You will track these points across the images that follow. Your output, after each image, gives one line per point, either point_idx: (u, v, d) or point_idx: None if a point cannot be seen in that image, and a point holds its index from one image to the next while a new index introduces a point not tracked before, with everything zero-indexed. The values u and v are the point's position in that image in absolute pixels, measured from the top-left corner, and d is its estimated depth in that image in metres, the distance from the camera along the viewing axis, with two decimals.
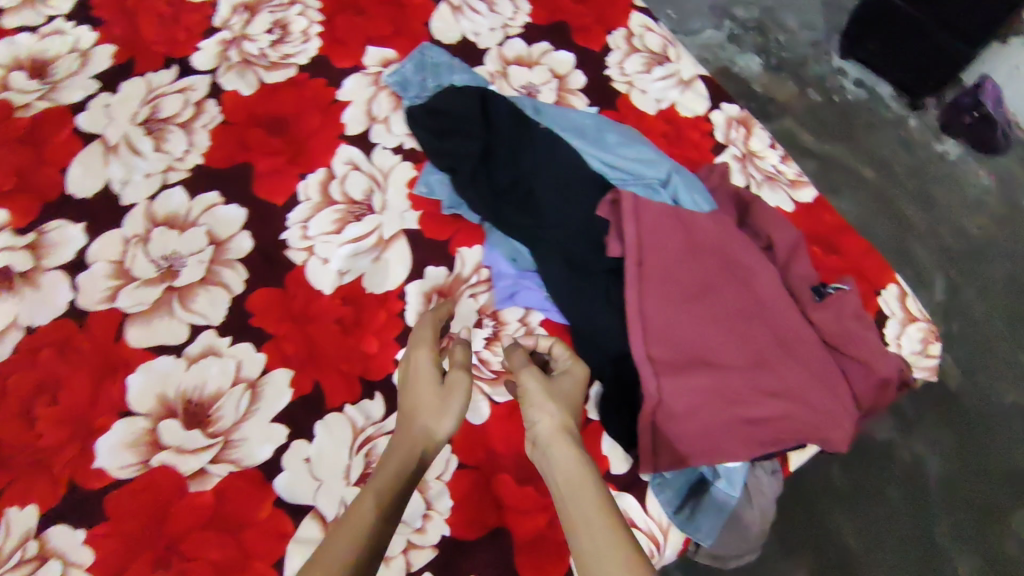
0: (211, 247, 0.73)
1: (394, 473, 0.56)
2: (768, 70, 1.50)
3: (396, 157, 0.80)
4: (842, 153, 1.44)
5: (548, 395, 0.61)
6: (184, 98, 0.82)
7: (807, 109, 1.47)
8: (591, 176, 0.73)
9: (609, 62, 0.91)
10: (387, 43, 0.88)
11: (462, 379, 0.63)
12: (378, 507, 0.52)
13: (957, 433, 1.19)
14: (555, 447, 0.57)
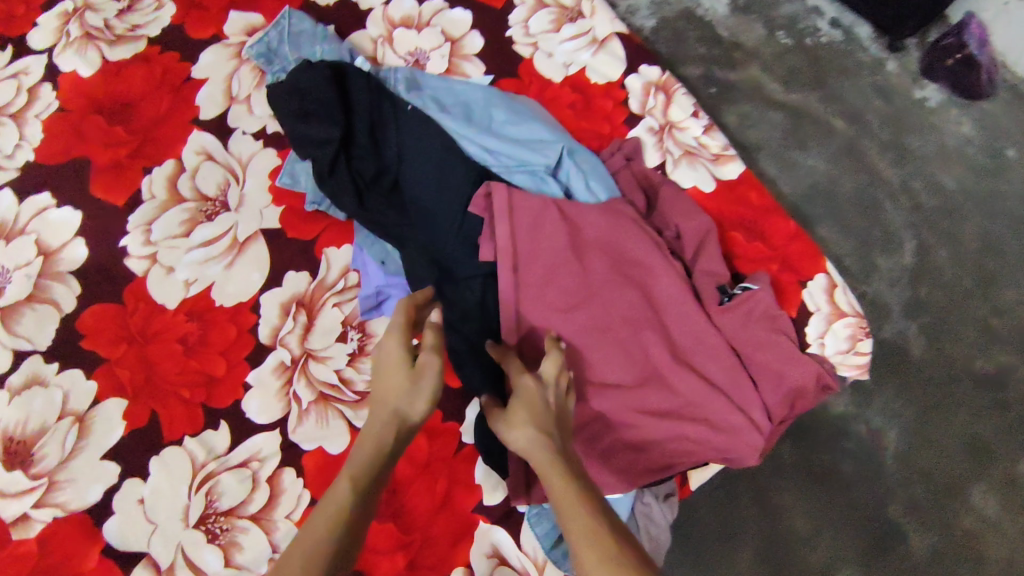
0: (40, 259, 0.64)
1: (365, 468, 0.44)
2: (736, 11, 1.21)
3: (257, 144, 0.70)
4: (812, 104, 1.16)
5: (530, 404, 0.48)
6: (18, 84, 0.71)
7: (776, 57, 1.19)
8: (465, 166, 0.64)
9: (512, 22, 0.80)
10: (251, 6, 0.76)
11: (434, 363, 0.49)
12: (345, 507, 0.41)
13: (919, 405, 0.98)
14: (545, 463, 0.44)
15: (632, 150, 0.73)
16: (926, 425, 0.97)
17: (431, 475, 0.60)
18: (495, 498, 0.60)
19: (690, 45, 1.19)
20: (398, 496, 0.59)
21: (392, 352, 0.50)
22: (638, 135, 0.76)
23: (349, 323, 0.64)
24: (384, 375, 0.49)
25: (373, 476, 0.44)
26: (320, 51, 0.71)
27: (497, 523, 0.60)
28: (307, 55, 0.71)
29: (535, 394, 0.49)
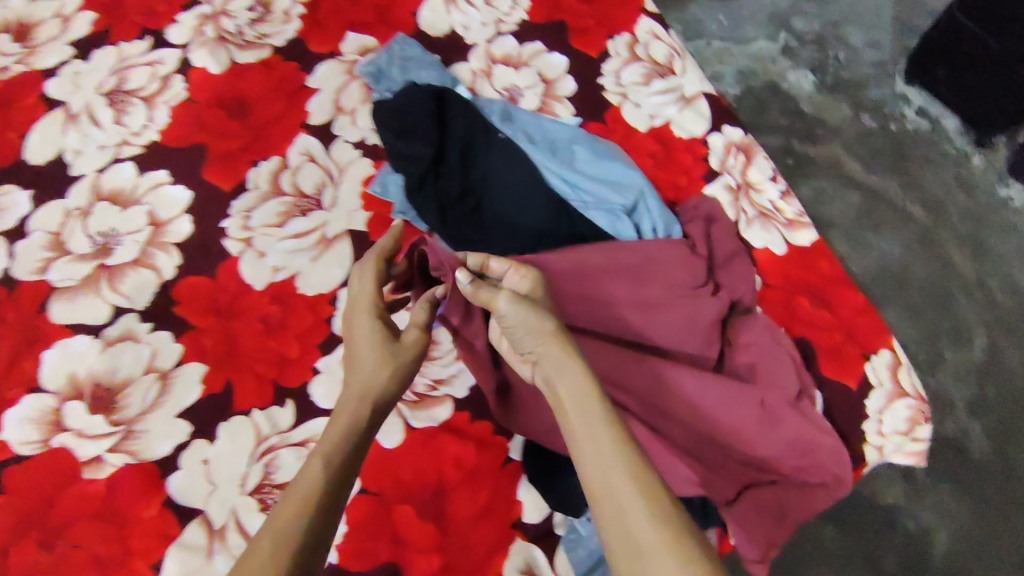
0: (150, 228, 0.70)
1: (347, 433, 0.49)
2: (821, 89, 1.23)
3: (356, 152, 0.76)
4: (892, 188, 1.15)
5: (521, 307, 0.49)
6: (152, 72, 0.79)
7: (858, 137, 1.20)
8: (546, 196, 0.67)
9: (604, 71, 0.84)
10: (368, 30, 0.84)
11: (416, 340, 0.56)
12: (326, 474, 0.45)
13: (976, 509, 0.94)
14: (563, 376, 0.46)
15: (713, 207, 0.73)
16: (979, 532, 0.92)
17: (474, 485, 0.60)
18: (534, 518, 0.60)
19: (772, 115, 1.21)
20: (440, 500, 0.59)
21: (369, 333, 0.56)
22: (714, 192, 0.78)
23: None
24: (365, 346, 0.55)
25: (345, 448, 0.47)
26: (425, 76, 0.78)
27: (534, 540, 0.59)
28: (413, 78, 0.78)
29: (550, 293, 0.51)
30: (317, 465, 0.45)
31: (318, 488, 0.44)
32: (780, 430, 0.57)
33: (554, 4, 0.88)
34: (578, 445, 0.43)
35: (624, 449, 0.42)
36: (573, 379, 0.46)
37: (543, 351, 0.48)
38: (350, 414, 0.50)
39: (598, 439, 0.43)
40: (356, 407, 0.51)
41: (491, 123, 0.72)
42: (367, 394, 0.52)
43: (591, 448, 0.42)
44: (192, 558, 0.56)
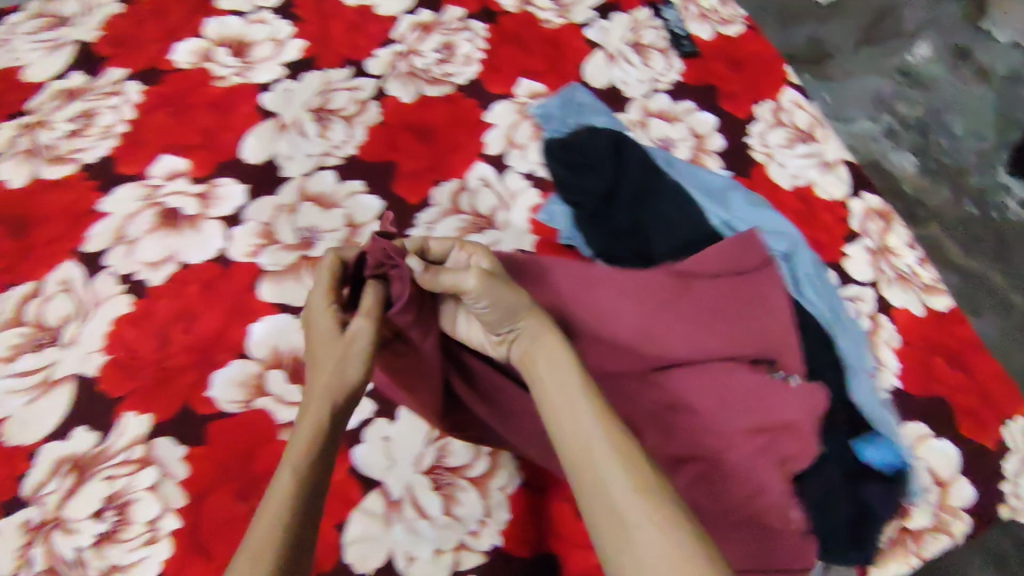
0: (347, 230, 0.81)
1: (312, 434, 0.47)
2: (921, 172, 1.27)
3: (526, 182, 0.85)
4: (994, 273, 1.18)
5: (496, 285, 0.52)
6: (353, 96, 0.90)
7: (957, 221, 1.23)
8: (710, 235, 0.73)
9: (750, 131, 0.91)
10: (538, 77, 0.93)
11: (365, 329, 0.51)
12: (294, 475, 0.44)
13: None
14: (548, 359, 0.52)
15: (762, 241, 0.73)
16: None
17: None
18: None
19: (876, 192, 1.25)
20: None
21: (326, 330, 0.53)
22: (854, 251, 0.83)
23: None
24: (321, 347, 0.52)
25: (316, 452, 0.46)
26: (596, 120, 0.86)
27: None
28: (584, 120, 0.86)
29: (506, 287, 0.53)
30: (287, 473, 0.44)
31: (293, 495, 0.43)
32: (740, 460, 0.57)
33: (705, 69, 0.96)
34: (568, 427, 0.47)
35: (611, 426, 0.46)
36: (564, 365, 0.51)
37: (537, 347, 0.53)
38: (315, 414, 0.48)
39: (583, 422, 0.47)
40: (320, 407, 0.49)
41: (659, 166, 0.79)
42: (330, 391, 0.50)
43: (579, 428, 0.47)
44: (373, 524, 0.64)
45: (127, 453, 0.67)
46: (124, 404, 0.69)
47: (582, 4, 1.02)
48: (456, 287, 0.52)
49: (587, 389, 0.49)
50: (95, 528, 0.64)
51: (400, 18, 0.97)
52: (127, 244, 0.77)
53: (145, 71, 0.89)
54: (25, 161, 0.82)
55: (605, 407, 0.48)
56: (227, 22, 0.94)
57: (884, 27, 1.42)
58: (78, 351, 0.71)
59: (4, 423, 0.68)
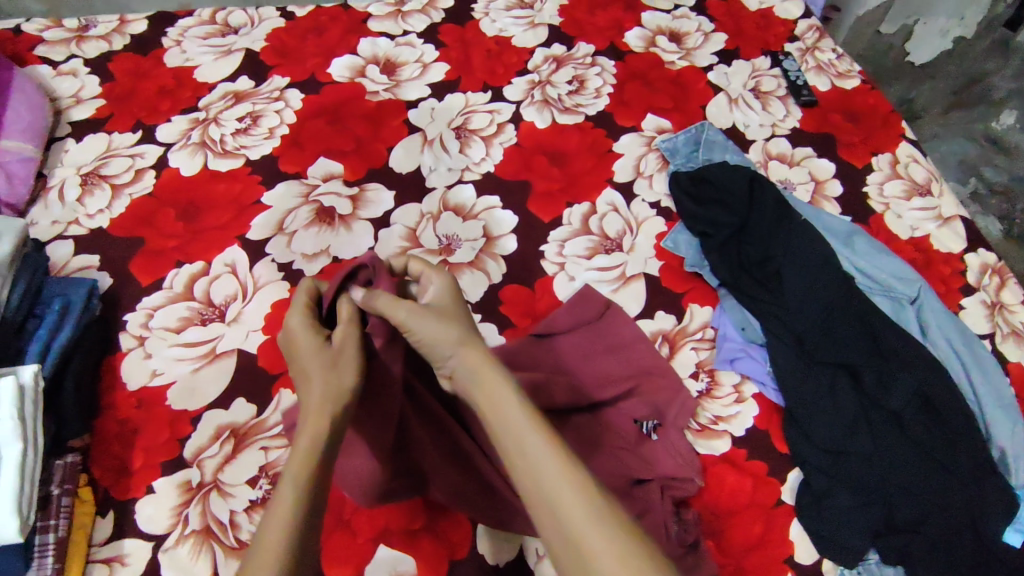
0: (484, 239, 0.85)
1: (316, 438, 0.47)
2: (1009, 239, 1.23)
3: (652, 211, 0.88)
4: None
5: (442, 321, 0.54)
6: (492, 118, 0.96)
7: None
8: (842, 274, 0.78)
9: (868, 181, 0.93)
10: (664, 114, 0.98)
11: (350, 340, 0.52)
12: (303, 484, 0.44)
13: None
14: (496, 390, 0.50)
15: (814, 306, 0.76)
16: None
17: (752, 515, 0.68)
18: (807, 559, 0.66)
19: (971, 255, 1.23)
20: (720, 519, 0.68)
21: (302, 333, 0.53)
22: (970, 304, 0.83)
23: (701, 367, 0.77)
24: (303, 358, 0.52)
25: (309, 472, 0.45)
26: (729, 158, 0.92)
27: None
28: (716, 157, 0.93)
29: (448, 307, 0.56)
30: (293, 479, 0.44)
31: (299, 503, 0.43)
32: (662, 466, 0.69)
33: (824, 118, 0.99)
34: (517, 453, 0.47)
35: (556, 447, 0.46)
36: (510, 401, 0.49)
37: (478, 380, 0.51)
38: (317, 416, 0.48)
39: (533, 447, 0.46)
40: (325, 415, 0.48)
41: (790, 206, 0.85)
42: (330, 398, 0.49)
43: (536, 452, 0.46)
44: None
45: (281, 427, 0.69)
46: (281, 380, 0.72)
47: (705, 50, 1.07)
48: (431, 343, 0.53)
49: (530, 413, 0.48)
50: (250, 494, 0.66)
51: (535, 50, 1.04)
52: (287, 236, 0.82)
53: (305, 81, 0.98)
54: (198, 151, 0.90)
55: (549, 431, 0.47)
56: (378, 42, 1.04)
57: (973, 94, 1.36)
58: (241, 328, 0.75)
59: (172, 387, 0.71)
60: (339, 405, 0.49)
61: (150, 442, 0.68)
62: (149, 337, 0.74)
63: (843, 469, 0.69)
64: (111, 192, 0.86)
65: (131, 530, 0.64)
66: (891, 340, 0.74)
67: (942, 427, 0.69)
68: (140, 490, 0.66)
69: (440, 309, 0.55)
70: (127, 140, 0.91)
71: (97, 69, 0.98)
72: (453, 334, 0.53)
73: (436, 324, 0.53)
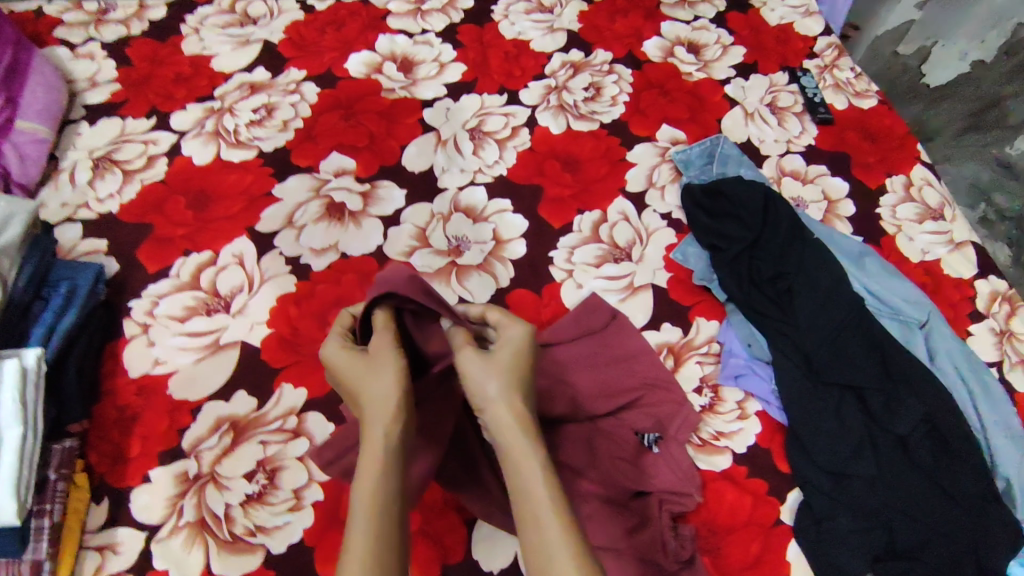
0: (493, 242, 0.85)
1: (379, 462, 0.48)
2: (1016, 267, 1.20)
3: (663, 222, 0.88)
4: None
5: (491, 371, 0.53)
6: (506, 121, 0.96)
7: None
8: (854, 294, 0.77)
9: (882, 203, 0.93)
10: (679, 125, 0.98)
11: (385, 349, 0.54)
12: (375, 513, 0.45)
13: None
14: (524, 454, 0.49)
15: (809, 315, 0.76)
16: None
17: (750, 534, 0.67)
18: None
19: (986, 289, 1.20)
20: (717, 537, 0.67)
21: (337, 351, 0.56)
22: (978, 330, 0.82)
23: (705, 381, 0.76)
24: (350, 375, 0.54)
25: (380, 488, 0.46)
26: (743, 174, 0.91)
27: None
28: (729, 171, 0.92)
29: (513, 355, 0.55)
30: (365, 508, 0.45)
31: (373, 530, 0.44)
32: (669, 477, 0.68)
33: (840, 136, 0.99)
34: (529, 524, 0.46)
35: (568, 527, 0.45)
36: (534, 470, 0.48)
37: (504, 436, 0.50)
38: (375, 440, 0.49)
39: (544, 519, 0.45)
40: (376, 435, 0.49)
41: (803, 224, 0.84)
42: (379, 413, 0.50)
43: (545, 527, 0.45)
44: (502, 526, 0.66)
45: (281, 421, 0.69)
46: (284, 375, 0.72)
47: (723, 62, 1.07)
48: (479, 393, 0.52)
49: (550, 486, 0.47)
50: (246, 488, 0.66)
51: (552, 55, 1.04)
52: (296, 230, 0.82)
53: (321, 75, 0.98)
54: (211, 140, 0.89)
55: (565, 510, 0.46)
56: (396, 40, 1.04)
57: (989, 116, 1.26)
58: (244, 321, 0.75)
59: (173, 376, 0.71)
60: (392, 423, 0.50)
61: (150, 430, 0.68)
62: (153, 325, 0.74)
63: (847, 492, 0.68)
64: (122, 177, 0.85)
65: (126, 518, 0.64)
66: (901, 364, 0.72)
67: (951, 456, 0.68)
68: (136, 479, 0.66)
69: (504, 366, 0.54)
70: (140, 126, 0.91)
71: (114, 53, 0.98)
72: (495, 383, 0.52)
73: (484, 373, 0.53)
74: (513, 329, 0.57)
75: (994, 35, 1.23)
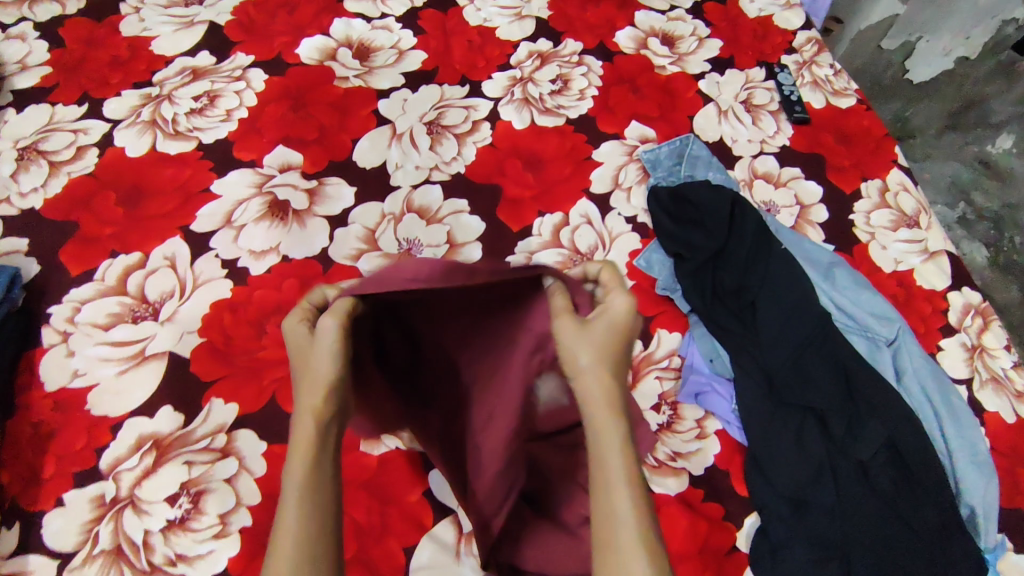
0: (447, 246, 0.80)
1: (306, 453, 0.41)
2: (992, 266, 1.24)
3: (628, 226, 0.84)
4: None
5: (592, 344, 0.47)
6: (467, 114, 0.90)
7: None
8: (819, 310, 0.74)
9: (856, 209, 0.89)
10: (650, 122, 0.93)
11: (332, 331, 0.44)
12: (312, 498, 0.39)
13: None
14: (605, 432, 0.45)
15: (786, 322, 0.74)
16: None
17: (704, 561, 0.64)
18: None
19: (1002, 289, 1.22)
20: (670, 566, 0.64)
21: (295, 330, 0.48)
22: (949, 345, 0.79)
23: (664, 398, 0.72)
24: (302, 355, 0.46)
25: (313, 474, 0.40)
26: (712, 176, 0.87)
27: None
28: (698, 173, 0.88)
29: (613, 328, 0.49)
30: (296, 500, 0.39)
31: (303, 525, 0.39)
32: None
33: (815, 138, 0.95)
34: (600, 501, 0.43)
35: (641, 522, 0.41)
36: (621, 452, 0.44)
37: (590, 410, 0.46)
38: (301, 436, 0.42)
39: (619, 508, 0.41)
40: (306, 427, 0.42)
41: (771, 233, 0.81)
42: (306, 407, 0.43)
43: (614, 513, 0.42)
44: (442, 553, 0.62)
45: (208, 440, 0.65)
46: (214, 389, 0.67)
47: (698, 55, 1.02)
48: (571, 361, 0.48)
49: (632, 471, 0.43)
50: (167, 513, 0.61)
51: (519, 44, 0.99)
52: (235, 230, 0.77)
53: (270, 61, 0.92)
54: (147, 130, 0.84)
55: (644, 504, 0.42)
56: (353, 24, 0.97)
57: (969, 117, 1.31)
58: (174, 329, 0.70)
59: (93, 390, 0.67)
60: (322, 414, 0.43)
61: (67, 449, 0.64)
62: (74, 333, 0.70)
63: (805, 520, 0.65)
64: (48, 170, 0.79)
65: (36, 545, 0.60)
66: (865, 384, 0.70)
67: (913, 483, 0.66)
68: (49, 502, 0.61)
69: (598, 340, 0.48)
70: (71, 114, 0.84)
71: (47, 34, 0.91)
72: (591, 354, 0.47)
73: (581, 346, 0.47)
74: (616, 300, 0.50)
75: (979, 32, 1.20)
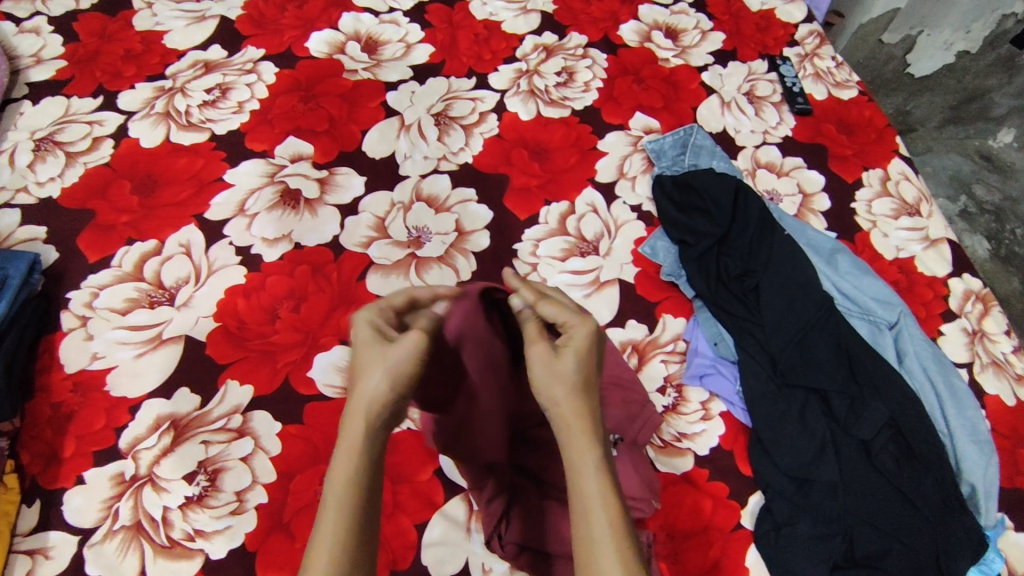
0: (455, 234, 0.81)
1: (352, 457, 0.44)
2: (995, 258, 1.25)
3: (632, 215, 0.85)
4: None
5: (561, 374, 0.47)
6: (474, 106, 0.92)
7: None
8: (822, 293, 0.76)
9: (858, 198, 0.90)
10: (653, 114, 0.95)
11: (408, 341, 0.47)
12: (351, 496, 0.42)
13: None
14: (581, 458, 0.45)
15: (788, 307, 0.75)
16: None
17: (709, 539, 0.65)
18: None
19: (1005, 280, 1.22)
20: (676, 543, 0.65)
21: (364, 329, 0.48)
22: (950, 330, 0.80)
23: (669, 381, 0.74)
24: (362, 354, 0.47)
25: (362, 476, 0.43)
26: (716, 166, 0.89)
27: None
28: (702, 163, 0.89)
29: (580, 350, 0.49)
30: (337, 502, 0.42)
31: (344, 522, 0.42)
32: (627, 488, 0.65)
33: (817, 128, 0.96)
34: (583, 528, 0.43)
35: (620, 546, 0.42)
36: (596, 477, 0.44)
37: (566, 436, 0.46)
38: (349, 437, 0.44)
39: (598, 533, 0.42)
40: (353, 432, 0.44)
41: (774, 220, 0.82)
42: (357, 413, 0.45)
43: (594, 539, 0.42)
44: (453, 529, 0.64)
45: (225, 420, 0.66)
46: (229, 371, 0.69)
47: (701, 48, 1.03)
48: (545, 393, 0.48)
49: (606, 490, 0.44)
50: (185, 491, 0.63)
51: (525, 38, 1.00)
52: (248, 218, 0.79)
53: (280, 54, 0.93)
54: (161, 122, 0.85)
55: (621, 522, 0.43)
56: (361, 18, 0.99)
57: (971, 108, 1.33)
58: (190, 314, 0.72)
59: (112, 372, 0.69)
60: (372, 423, 0.45)
61: (87, 429, 0.65)
62: (92, 318, 0.71)
63: (807, 498, 0.67)
64: (64, 160, 0.81)
65: (57, 522, 0.61)
66: (867, 365, 0.72)
67: (912, 460, 0.67)
68: (70, 480, 0.63)
69: (565, 368, 0.48)
70: (86, 106, 0.86)
71: (61, 28, 0.93)
72: (562, 383, 0.47)
73: (550, 378, 0.47)
74: (578, 325, 0.51)
75: (980, 26, 1.22)
